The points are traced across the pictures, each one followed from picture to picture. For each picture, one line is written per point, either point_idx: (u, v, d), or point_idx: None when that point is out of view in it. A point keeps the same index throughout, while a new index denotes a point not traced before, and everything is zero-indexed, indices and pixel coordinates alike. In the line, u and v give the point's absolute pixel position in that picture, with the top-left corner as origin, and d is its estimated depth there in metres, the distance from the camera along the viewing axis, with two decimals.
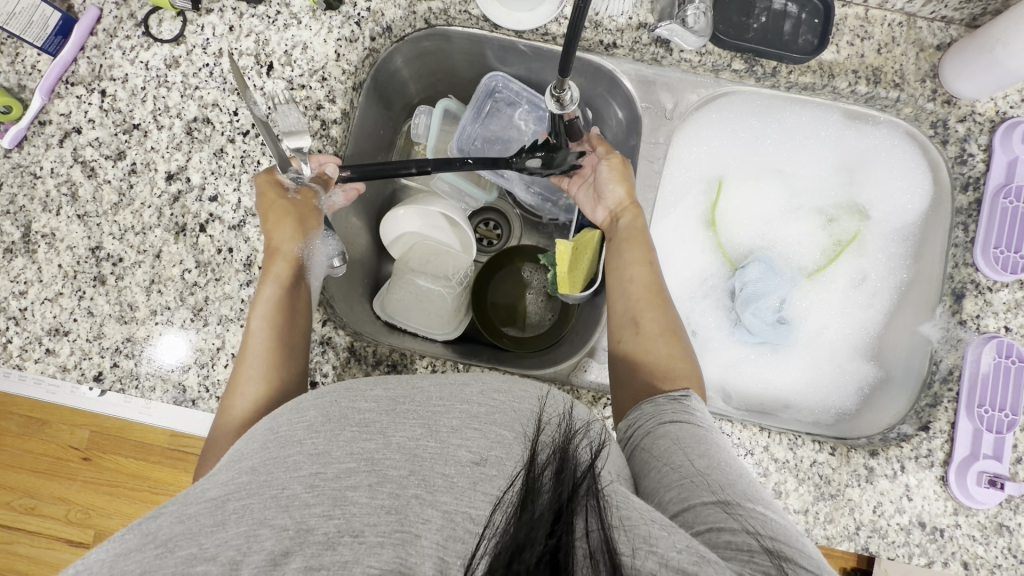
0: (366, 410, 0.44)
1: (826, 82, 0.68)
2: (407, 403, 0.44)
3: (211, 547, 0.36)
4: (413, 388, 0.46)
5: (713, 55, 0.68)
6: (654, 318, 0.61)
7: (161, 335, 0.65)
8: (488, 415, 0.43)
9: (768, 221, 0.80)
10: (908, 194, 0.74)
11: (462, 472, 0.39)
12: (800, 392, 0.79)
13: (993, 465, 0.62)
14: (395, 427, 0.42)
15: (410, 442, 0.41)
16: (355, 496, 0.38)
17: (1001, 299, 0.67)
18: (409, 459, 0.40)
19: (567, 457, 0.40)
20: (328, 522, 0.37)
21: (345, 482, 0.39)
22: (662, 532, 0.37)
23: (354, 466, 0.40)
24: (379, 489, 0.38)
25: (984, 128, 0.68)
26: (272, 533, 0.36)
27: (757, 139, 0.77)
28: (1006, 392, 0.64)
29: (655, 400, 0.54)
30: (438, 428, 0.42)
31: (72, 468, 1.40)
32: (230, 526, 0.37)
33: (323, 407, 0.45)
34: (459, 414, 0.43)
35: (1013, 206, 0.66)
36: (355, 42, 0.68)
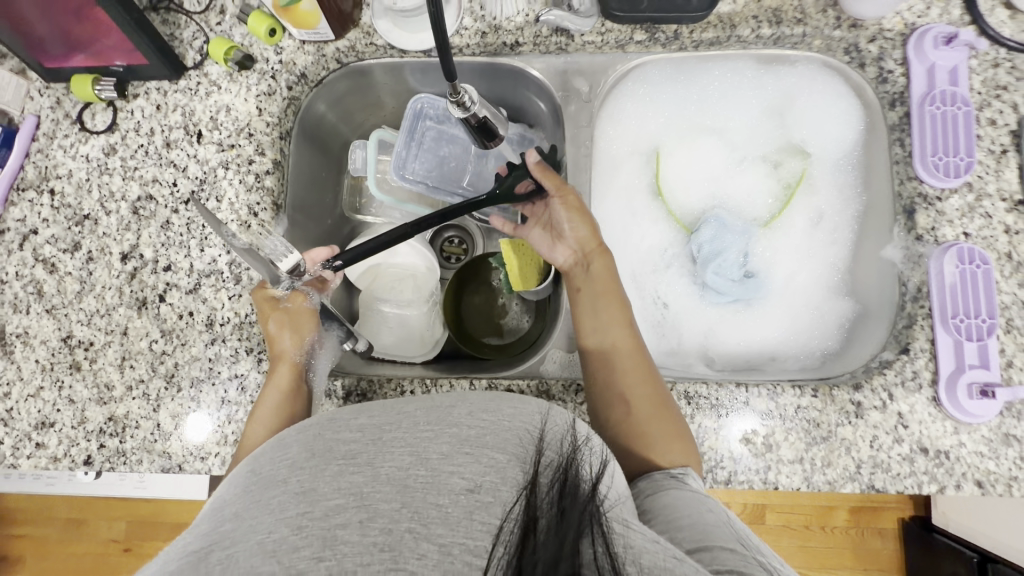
0: (352, 442, 0.41)
1: (730, 34, 0.69)
2: (394, 432, 0.42)
3: None
4: (399, 414, 0.44)
5: (614, 32, 0.70)
6: (637, 381, 0.60)
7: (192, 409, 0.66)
8: (480, 438, 0.40)
9: (715, 180, 0.80)
10: (841, 124, 0.74)
11: (456, 501, 0.36)
12: (784, 342, 0.77)
13: (982, 375, 0.60)
14: (384, 457, 0.39)
15: (400, 473, 0.38)
16: (346, 535, 0.35)
17: (952, 207, 0.64)
18: (400, 489, 0.37)
19: (570, 480, 0.38)
20: (319, 564, 0.33)
21: (334, 520, 0.35)
22: (674, 564, 0.35)
23: (343, 501, 0.36)
24: (370, 525, 0.35)
25: (896, 43, 0.67)
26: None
27: (681, 104, 0.77)
28: (979, 298, 0.61)
29: (652, 477, 0.52)
30: (427, 455, 0.39)
31: (114, 562, 1.48)
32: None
33: (307, 442, 0.42)
34: (448, 439, 0.40)
35: (942, 111, 0.64)
36: (273, 95, 0.71)
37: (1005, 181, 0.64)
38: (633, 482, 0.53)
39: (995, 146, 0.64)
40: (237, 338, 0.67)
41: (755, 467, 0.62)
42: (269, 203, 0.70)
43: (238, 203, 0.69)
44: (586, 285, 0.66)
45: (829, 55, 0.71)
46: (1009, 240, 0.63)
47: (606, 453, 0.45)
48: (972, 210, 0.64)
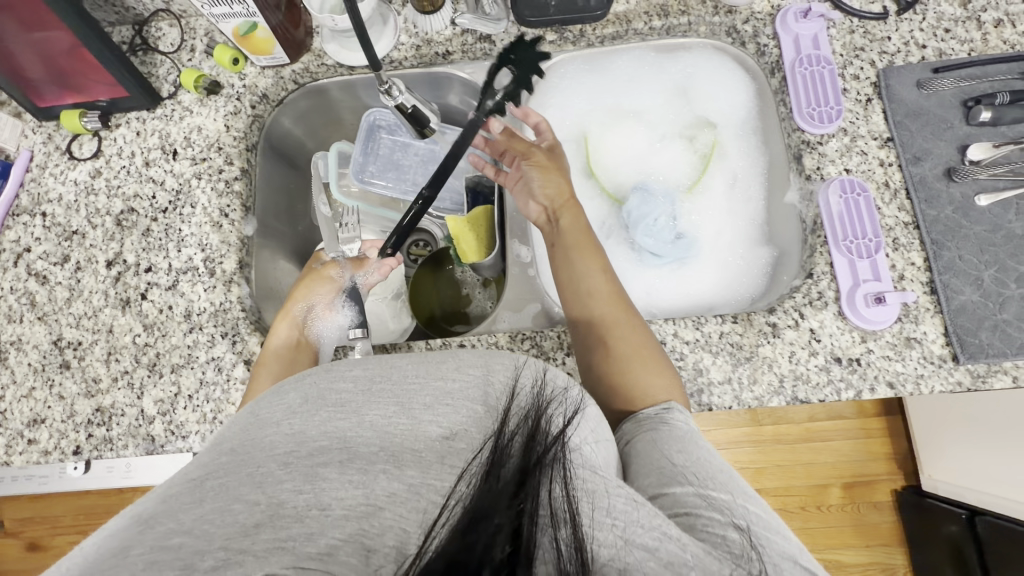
0: (344, 390, 0.44)
1: (627, 27, 0.81)
2: (384, 382, 0.44)
3: (188, 521, 0.35)
4: (391, 365, 0.46)
5: (529, 35, 0.81)
6: (618, 323, 0.65)
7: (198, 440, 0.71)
8: (461, 391, 0.43)
9: (640, 157, 0.90)
10: (736, 96, 0.85)
11: (430, 447, 0.39)
12: (718, 292, 0.85)
13: (874, 285, 0.67)
14: (369, 406, 0.42)
15: (383, 420, 0.41)
16: (325, 472, 0.38)
17: (832, 149, 0.73)
18: (381, 436, 0.40)
19: (535, 426, 0.40)
20: (299, 496, 0.37)
21: (317, 459, 0.39)
22: (625, 506, 0.37)
23: (327, 443, 0.40)
24: (348, 464, 0.38)
25: (767, 21, 0.79)
26: (245, 507, 0.36)
27: (601, 93, 0.88)
28: (863, 221, 0.70)
29: (636, 417, 0.55)
30: (410, 405, 0.42)
31: None
32: (206, 503, 0.37)
33: (301, 389, 0.44)
34: (432, 391, 0.43)
35: (810, 71, 0.75)
36: (239, 113, 0.81)
37: (874, 123, 0.74)
38: (620, 424, 0.57)
39: (861, 96, 0.75)
40: (213, 324, 0.74)
41: (689, 391, 0.68)
42: (238, 205, 0.78)
43: (210, 207, 0.78)
44: (562, 245, 0.72)
45: (716, 38, 0.83)
46: (885, 171, 0.72)
47: (582, 401, 0.45)
48: (849, 150, 0.73)
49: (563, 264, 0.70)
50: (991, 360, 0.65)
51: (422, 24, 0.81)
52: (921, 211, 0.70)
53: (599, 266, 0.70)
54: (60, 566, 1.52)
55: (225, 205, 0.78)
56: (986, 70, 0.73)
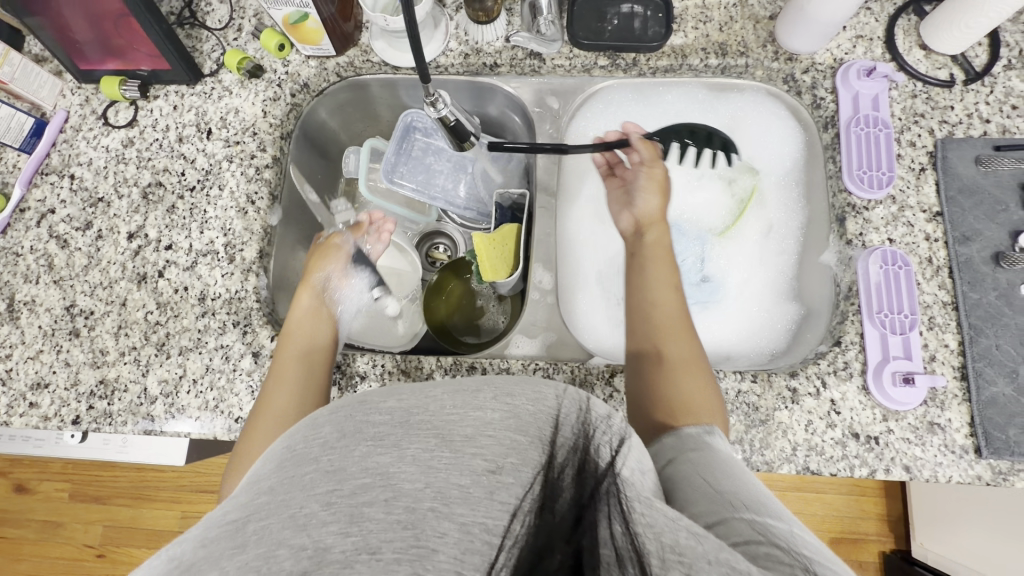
0: (380, 424, 0.37)
1: (682, 62, 0.79)
2: (423, 414, 0.37)
3: (232, 572, 0.31)
4: (428, 395, 0.38)
5: (581, 57, 0.79)
6: (685, 341, 0.63)
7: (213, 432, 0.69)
8: (504, 419, 0.36)
9: (677, 193, 0.88)
10: (781, 145, 0.83)
11: (477, 482, 0.32)
12: (737, 342, 0.83)
13: (904, 364, 0.65)
14: (410, 438, 0.35)
15: (425, 454, 0.34)
16: (371, 513, 0.32)
17: (878, 216, 0.71)
18: (423, 471, 0.33)
19: (588, 455, 0.35)
20: (345, 540, 0.31)
21: (361, 498, 0.33)
22: (692, 542, 0.31)
23: (370, 481, 0.33)
24: (394, 503, 0.32)
25: (827, 74, 0.77)
26: (290, 554, 0.31)
27: (644, 124, 0.85)
28: (902, 296, 0.67)
29: (677, 435, 0.52)
30: (451, 436, 0.35)
31: (87, 567, 1.51)
32: (250, 548, 0.32)
33: (338, 422, 0.38)
34: (474, 420, 0.36)
35: (866, 132, 0.73)
36: (277, 100, 0.80)
37: (924, 195, 0.71)
38: (655, 438, 0.54)
39: (914, 164, 0.72)
40: (226, 312, 0.73)
41: None
42: (264, 192, 0.77)
43: (237, 191, 0.77)
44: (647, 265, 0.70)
45: (772, 84, 0.80)
46: (929, 246, 0.70)
47: (627, 430, 0.39)
48: (895, 219, 0.71)
49: (634, 271, 0.70)
50: (1015, 458, 0.63)
51: (474, 33, 0.79)
52: (962, 293, 0.67)
53: (672, 281, 0.69)
54: (43, 514, 1.53)
55: (252, 191, 0.77)
56: None
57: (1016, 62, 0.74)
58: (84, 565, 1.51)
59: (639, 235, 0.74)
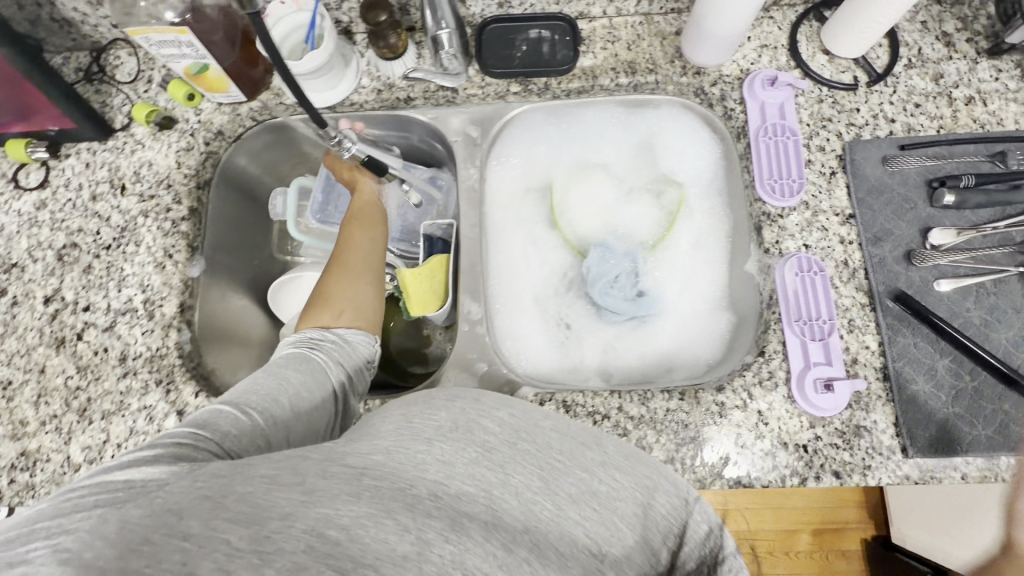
0: (490, 435, 0.47)
1: (593, 83, 0.79)
2: (525, 444, 0.48)
3: (332, 514, 0.38)
4: (537, 426, 0.50)
5: (492, 86, 0.80)
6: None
7: None
8: (620, 506, 0.47)
9: (607, 210, 0.88)
10: (699, 156, 0.83)
11: (580, 559, 0.43)
12: (675, 354, 0.83)
13: (824, 370, 0.66)
14: (513, 466, 0.45)
15: (534, 508, 0.43)
16: (468, 536, 0.40)
17: (792, 223, 0.72)
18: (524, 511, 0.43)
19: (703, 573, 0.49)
20: (445, 544, 0.39)
21: (466, 508, 0.42)
22: None
23: (474, 493, 0.43)
24: (494, 533, 0.41)
25: (735, 85, 0.77)
26: (396, 532, 0.38)
27: (566, 144, 0.86)
28: (819, 302, 0.68)
29: None
30: (574, 493, 0.46)
31: None
32: (363, 500, 0.40)
33: (452, 413, 0.48)
34: (579, 482, 0.46)
35: (774, 141, 0.74)
36: (191, 149, 0.80)
37: (836, 198, 0.72)
38: None
39: (825, 168, 0.73)
40: (148, 370, 0.72)
41: None
42: (182, 245, 0.76)
43: (154, 246, 0.76)
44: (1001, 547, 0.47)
45: (684, 98, 0.80)
46: (844, 249, 0.70)
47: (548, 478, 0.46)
48: (810, 225, 0.71)
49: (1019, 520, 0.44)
50: (939, 454, 0.64)
51: (383, 68, 0.79)
52: (878, 294, 0.68)
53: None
54: None
55: (170, 244, 0.76)
56: (953, 149, 0.72)
57: (915, 61, 0.76)
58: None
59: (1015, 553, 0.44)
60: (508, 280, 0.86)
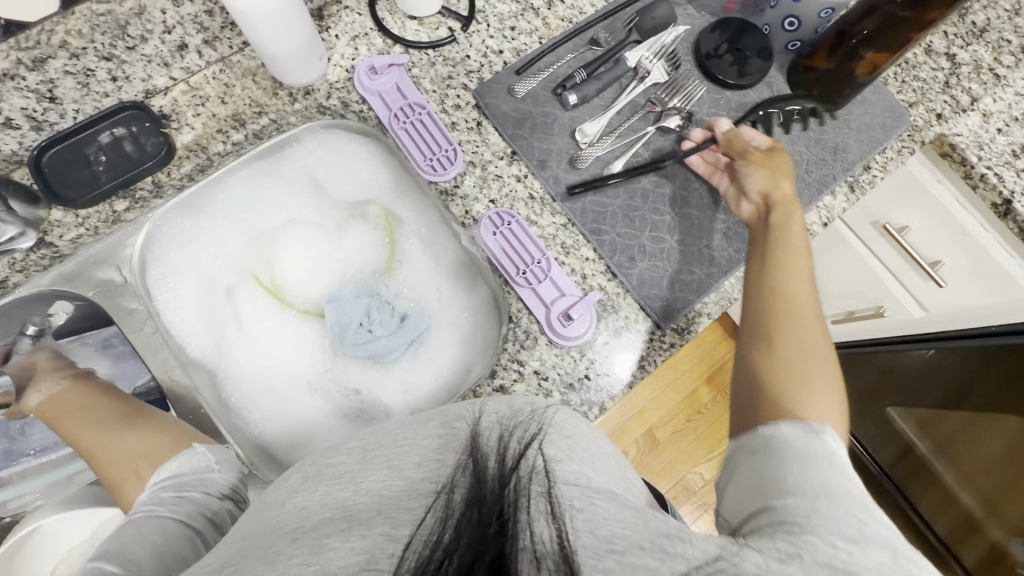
0: (342, 462, 0.45)
1: (207, 155, 0.71)
2: (378, 448, 0.45)
3: None
4: (382, 433, 0.47)
5: (92, 213, 0.68)
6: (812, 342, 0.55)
7: None
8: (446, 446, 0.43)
9: (319, 257, 0.79)
10: (369, 163, 0.78)
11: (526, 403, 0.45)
12: (463, 354, 0.74)
13: (561, 303, 0.67)
14: (363, 472, 0.43)
15: (377, 485, 0.41)
16: (329, 542, 0.36)
17: (469, 186, 0.71)
18: (376, 497, 0.40)
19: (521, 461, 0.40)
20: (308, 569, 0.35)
21: (322, 530, 0.38)
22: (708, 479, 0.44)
23: (329, 514, 0.39)
24: (351, 532, 0.37)
25: (349, 88, 0.73)
26: None
27: (234, 224, 0.77)
28: (526, 246, 0.68)
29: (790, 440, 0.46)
30: (402, 466, 0.42)
31: None
32: None
33: (303, 468, 0.47)
34: (421, 448, 0.44)
35: (407, 122, 0.72)
36: None
37: (493, 144, 0.73)
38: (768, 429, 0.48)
39: (469, 123, 0.73)
40: None
41: None
42: None
43: None
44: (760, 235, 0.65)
45: (314, 120, 0.75)
46: (525, 185, 0.71)
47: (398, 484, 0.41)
48: (485, 180, 0.71)
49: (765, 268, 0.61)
50: (682, 313, 0.69)
51: None
52: (569, 210, 0.71)
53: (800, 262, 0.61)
54: None
55: None
56: (558, 54, 0.76)
57: None
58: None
59: (767, 225, 0.65)
60: (263, 389, 0.76)
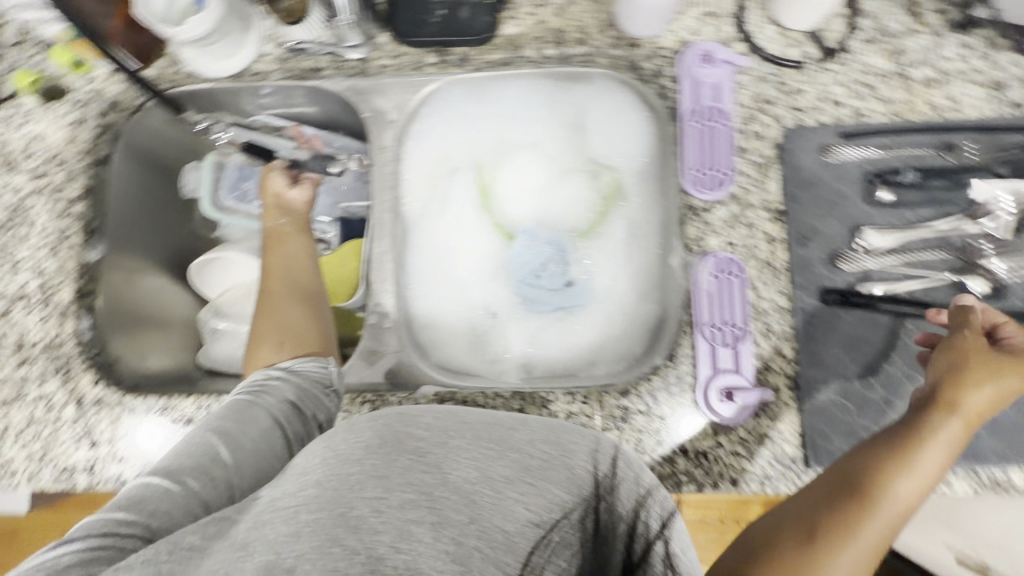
0: (421, 440, 0.49)
1: (515, 54, 0.72)
2: (457, 432, 0.51)
3: (287, 556, 0.40)
4: (464, 425, 0.52)
5: (407, 56, 0.73)
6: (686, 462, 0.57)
7: (67, 465, 0.68)
8: (544, 469, 0.50)
9: (536, 191, 0.83)
10: (635, 139, 0.76)
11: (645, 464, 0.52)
12: (599, 348, 0.80)
13: (730, 378, 0.63)
14: (451, 464, 0.48)
15: (467, 485, 0.47)
16: (420, 531, 0.43)
17: (718, 217, 0.67)
18: (467, 504, 0.46)
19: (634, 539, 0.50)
20: (397, 554, 0.41)
21: (409, 516, 0.43)
22: None
23: (415, 498, 0.45)
24: (443, 530, 0.43)
25: (671, 60, 0.70)
26: (344, 552, 0.40)
27: (492, 123, 0.80)
28: (733, 306, 0.64)
29: None
30: (493, 478, 0.48)
31: None
32: (305, 539, 0.41)
33: (378, 428, 0.50)
34: (512, 463, 0.49)
35: (703, 124, 0.67)
36: (84, 123, 0.75)
37: (768, 193, 0.67)
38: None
39: (759, 158, 0.67)
40: (46, 358, 0.70)
41: None
42: (78, 229, 0.73)
43: (48, 228, 0.72)
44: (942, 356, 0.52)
45: (619, 73, 0.73)
46: (770, 248, 0.66)
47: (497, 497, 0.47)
48: (736, 221, 0.66)
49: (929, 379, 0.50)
50: None
51: (285, 33, 0.72)
52: (798, 298, 0.64)
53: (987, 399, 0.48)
54: None
55: (64, 228, 0.72)
56: (899, 141, 0.65)
57: (874, 35, 0.68)
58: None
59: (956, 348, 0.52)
60: (430, 272, 0.81)
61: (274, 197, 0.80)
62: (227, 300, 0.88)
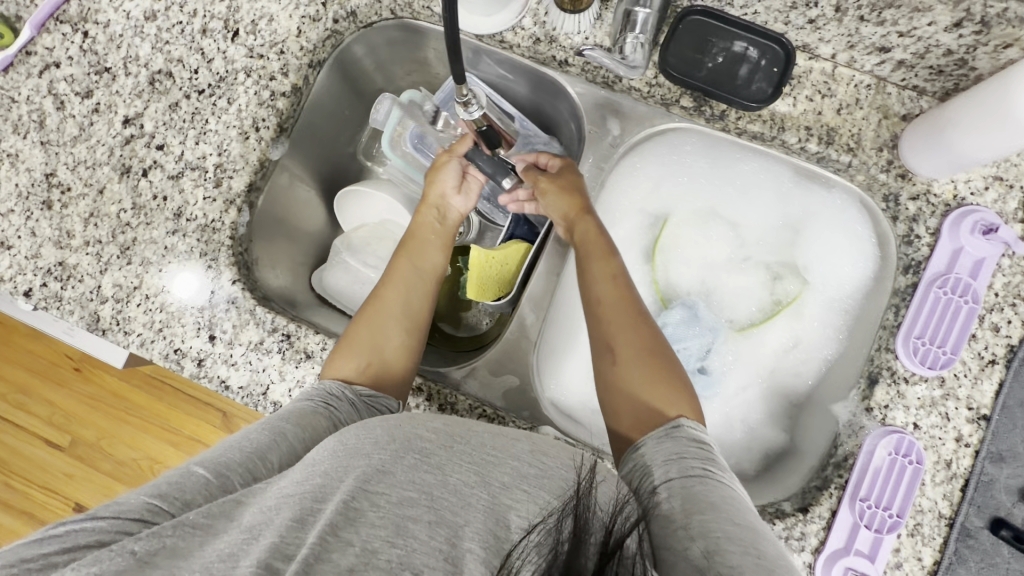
0: (427, 441, 0.46)
1: (776, 134, 0.66)
2: (458, 445, 0.46)
3: (297, 541, 0.38)
4: (502, 440, 0.48)
5: (663, 88, 0.67)
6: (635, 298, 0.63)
7: (180, 346, 0.67)
8: (536, 478, 0.45)
9: (711, 266, 0.77)
10: (846, 265, 0.71)
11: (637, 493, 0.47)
12: None
13: (862, 564, 0.58)
14: (452, 466, 0.44)
15: (466, 488, 0.42)
16: (415, 528, 0.39)
17: (915, 393, 0.61)
18: (465, 507, 0.41)
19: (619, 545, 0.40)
20: (391, 549, 0.38)
21: (407, 512, 0.40)
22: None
23: (415, 496, 0.41)
24: (437, 529, 0.39)
25: (937, 210, 0.63)
26: (342, 552, 0.37)
27: (706, 185, 0.76)
28: (895, 493, 0.60)
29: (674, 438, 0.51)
30: (491, 480, 0.43)
31: (44, 386, 1.48)
32: (309, 527, 0.39)
33: (388, 428, 0.47)
34: (510, 470, 0.45)
35: (947, 297, 0.61)
36: (317, 21, 0.71)
37: (979, 392, 0.60)
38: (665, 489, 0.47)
39: (986, 353, 0.60)
40: (197, 237, 0.69)
41: None
42: (273, 124, 0.71)
43: (245, 112, 0.70)
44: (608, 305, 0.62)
45: (869, 195, 0.68)
46: (956, 449, 0.60)
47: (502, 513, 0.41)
48: (932, 405, 0.61)
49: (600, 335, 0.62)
50: None
51: (554, 17, 0.67)
52: (964, 513, 0.59)
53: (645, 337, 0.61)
54: (11, 357, 1.49)
55: (261, 118, 0.70)
56: None
57: None
58: (61, 373, 1.48)
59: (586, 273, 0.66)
60: (575, 301, 0.77)
61: (435, 194, 0.75)
62: (358, 237, 0.85)
